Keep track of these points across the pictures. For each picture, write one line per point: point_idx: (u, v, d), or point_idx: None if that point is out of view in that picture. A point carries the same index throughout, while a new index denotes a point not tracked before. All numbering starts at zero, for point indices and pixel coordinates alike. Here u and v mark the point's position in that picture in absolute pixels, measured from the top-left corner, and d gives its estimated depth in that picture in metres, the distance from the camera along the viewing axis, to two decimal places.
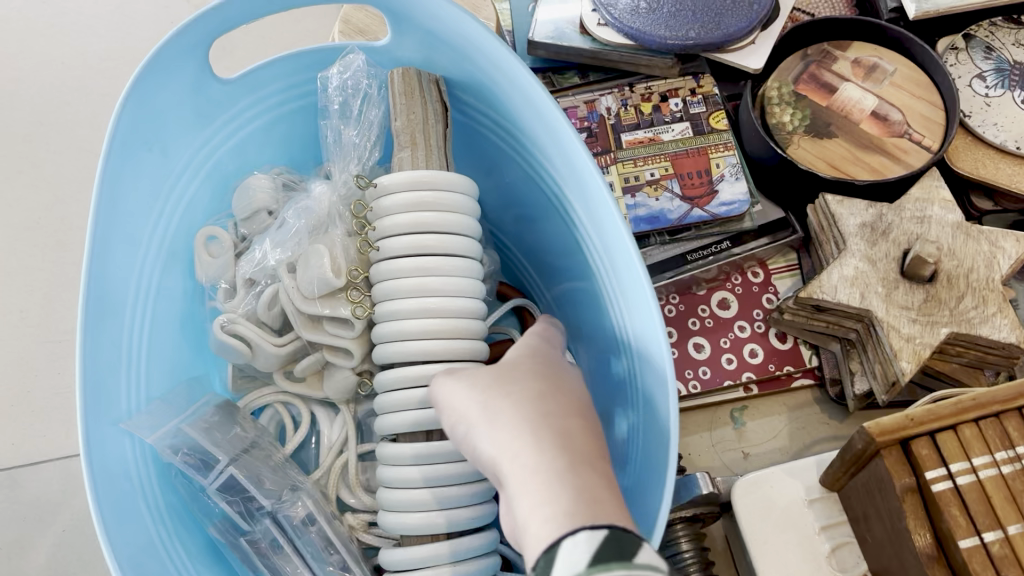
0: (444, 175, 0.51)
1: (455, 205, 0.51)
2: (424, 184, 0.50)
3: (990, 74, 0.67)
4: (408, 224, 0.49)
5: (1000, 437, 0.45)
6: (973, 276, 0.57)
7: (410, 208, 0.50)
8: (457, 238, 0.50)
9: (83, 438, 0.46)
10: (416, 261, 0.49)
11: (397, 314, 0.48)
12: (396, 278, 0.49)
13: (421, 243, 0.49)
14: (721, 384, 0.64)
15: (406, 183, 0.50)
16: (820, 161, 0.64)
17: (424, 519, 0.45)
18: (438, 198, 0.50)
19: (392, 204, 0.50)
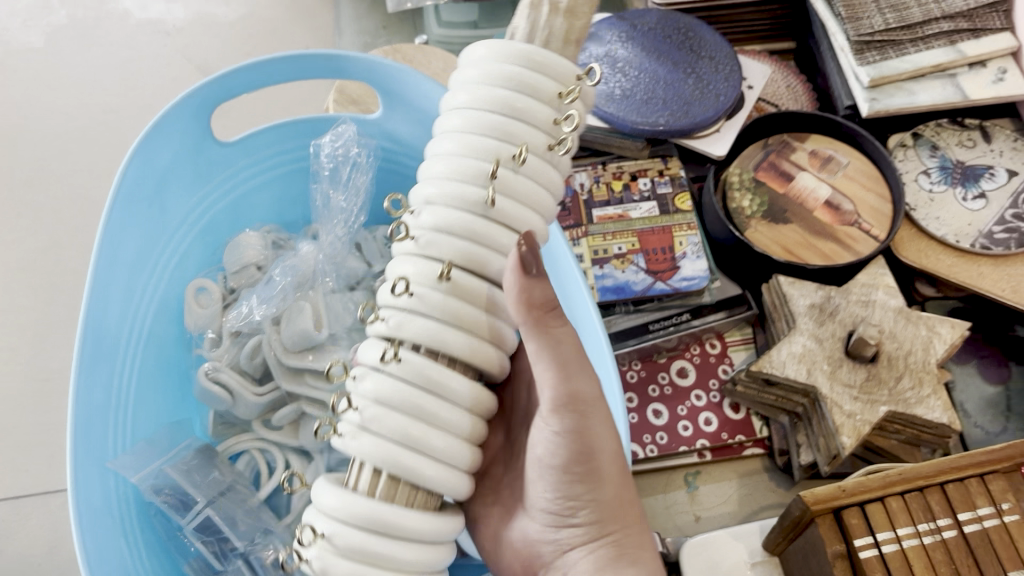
0: (560, 61, 0.41)
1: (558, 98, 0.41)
2: (533, 64, 0.40)
3: (935, 171, 0.73)
4: (497, 100, 0.39)
5: (923, 509, 0.49)
6: (911, 359, 0.62)
7: (500, 81, 0.39)
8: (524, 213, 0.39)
9: (72, 478, 0.48)
10: (490, 142, 0.39)
11: (445, 196, 0.39)
12: (461, 156, 0.39)
13: (505, 126, 0.39)
14: (676, 449, 0.67)
15: (511, 56, 0.40)
16: (775, 245, 0.69)
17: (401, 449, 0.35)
18: (543, 82, 0.40)
19: (483, 73, 0.40)
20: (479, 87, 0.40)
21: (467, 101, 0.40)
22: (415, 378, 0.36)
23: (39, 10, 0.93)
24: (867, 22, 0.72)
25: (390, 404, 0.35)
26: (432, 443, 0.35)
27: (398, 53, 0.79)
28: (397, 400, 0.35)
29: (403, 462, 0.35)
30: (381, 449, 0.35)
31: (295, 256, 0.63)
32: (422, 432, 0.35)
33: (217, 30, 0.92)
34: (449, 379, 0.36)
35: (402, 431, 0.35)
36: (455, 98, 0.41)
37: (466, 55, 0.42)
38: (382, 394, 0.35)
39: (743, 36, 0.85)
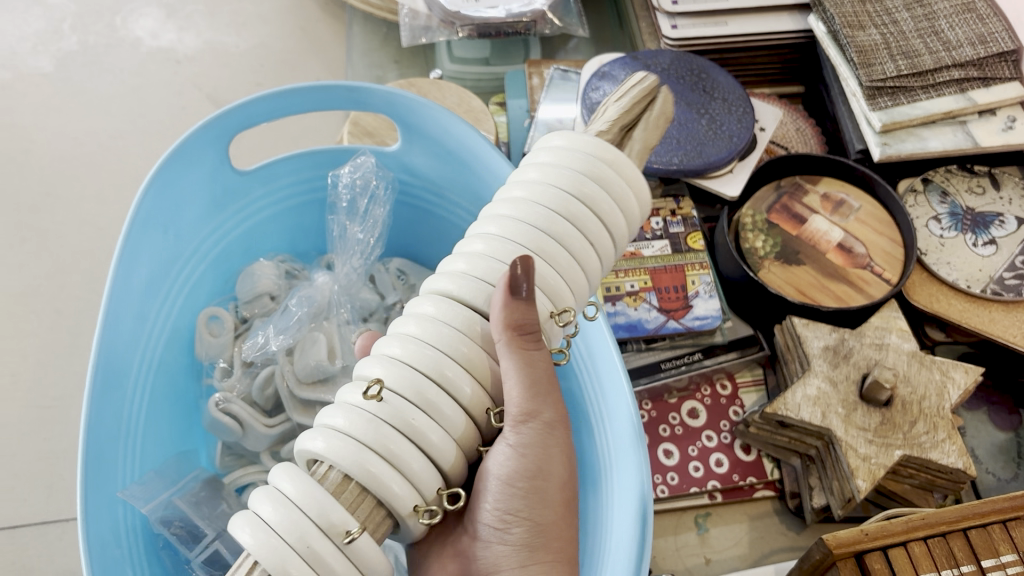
0: (632, 166, 0.44)
1: (623, 193, 0.43)
2: (606, 158, 0.43)
3: (945, 217, 0.73)
4: (568, 178, 0.42)
5: (946, 555, 0.49)
6: (925, 403, 0.62)
7: (569, 163, 0.43)
8: (575, 260, 0.41)
9: (82, 506, 0.47)
10: (550, 214, 0.41)
11: (489, 250, 0.40)
12: (516, 217, 0.41)
13: (583, 185, 0.42)
14: (687, 490, 0.66)
15: (589, 148, 0.43)
16: (789, 286, 0.69)
17: (376, 434, 0.35)
18: (614, 177, 0.43)
19: (557, 155, 0.43)
20: (555, 164, 0.43)
21: (540, 177, 0.43)
22: (416, 398, 0.36)
23: (50, 34, 0.91)
24: (879, 68, 0.73)
25: (372, 411, 0.36)
26: (410, 463, 0.35)
27: (413, 87, 0.80)
28: (385, 416, 0.35)
29: (372, 468, 0.34)
30: (353, 454, 0.34)
31: (310, 286, 0.64)
32: (402, 447, 0.35)
33: (226, 59, 0.92)
34: (442, 406, 0.36)
35: (382, 441, 0.35)
36: (527, 173, 0.44)
37: (545, 139, 0.45)
38: (373, 407, 0.36)
39: (753, 79, 0.87)
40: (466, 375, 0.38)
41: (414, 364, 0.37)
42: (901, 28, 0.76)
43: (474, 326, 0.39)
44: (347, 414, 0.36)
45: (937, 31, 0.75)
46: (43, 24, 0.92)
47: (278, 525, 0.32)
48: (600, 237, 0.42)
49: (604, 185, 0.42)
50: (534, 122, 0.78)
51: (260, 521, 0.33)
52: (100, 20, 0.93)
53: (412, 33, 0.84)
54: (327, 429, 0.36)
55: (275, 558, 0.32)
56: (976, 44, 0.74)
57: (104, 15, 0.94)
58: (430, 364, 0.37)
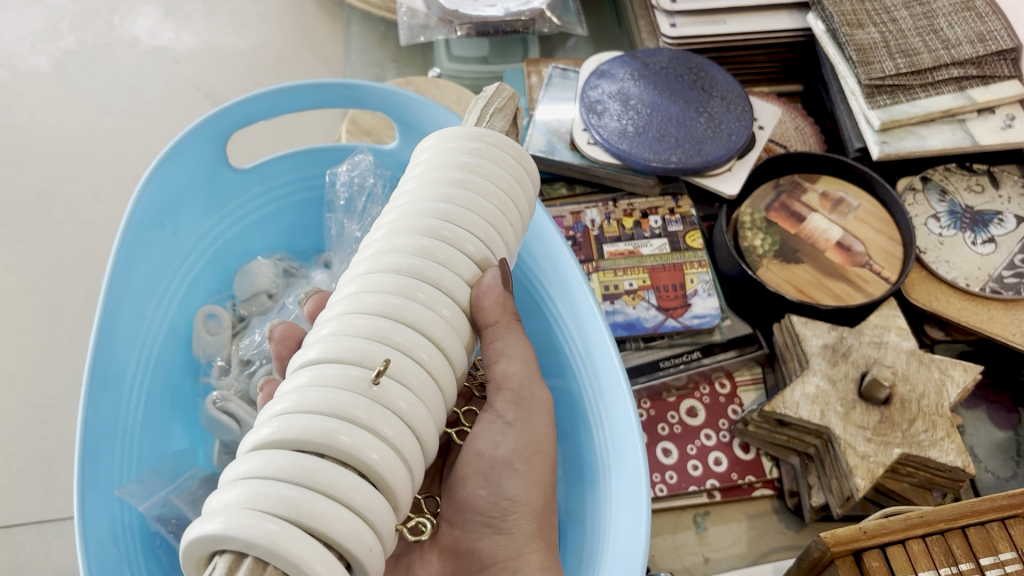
0: (514, 145, 0.49)
1: (511, 166, 0.47)
2: (484, 138, 0.48)
3: (945, 215, 0.73)
4: (459, 163, 0.45)
5: (945, 553, 0.49)
6: (924, 401, 0.62)
7: (455, 150, 0.46)
8: (481, 225, 0.44)
9: (77, 504, 0.47)
10: (445, 190, 0.44)
11: (401, 228, 0.43)
12: (414, 204, 0.44)
13: (474, 162, 0.46)
14: (686, 488, 0.66)
15: (468, 135, 0.47)
16: (787, 284, 0.69)
17: (335, 404, 0.34)
18: (498, 152, 0.47)
19: (438, 146, 0.47)
20: (434, 153, 0.47)
21: (426, 169, 0.46)
22: (369, 359, 0.36)
23: (47, 33, 0.91)
24: (878, 66, 0.72)
25: (335, 387, 0.35)
26: (383, 428, 0.34)
27: (411, 85, 0.80)
28: (344, 385, 0.35)
29: (343, 437, 0.33)
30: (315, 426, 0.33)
31: (308, 285, 0.65)
32: (370, 411, 0.34)
33: (226, 58, 0.92)
34: (403, 367, 0.36)
35: (346, 407, 0.34)
36: (409, 174, 0.47)
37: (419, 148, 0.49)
38: (326, 380, 0.35)
39: (751, 78, 0.87)
40: (422, 340, 0.38)
41: (355, 334, 0.37)
42: (899, 26, 0.76)
43: (411, 291, 0.39)
44: (296, 395, 0.35)
45: (936, 29, 0.75)
46: (41, 23, 0.92)
47: (259, 505, 0.31)
48: (502, 201, 0.46)
49: (493, 162, 0.46)
50: (532, 121, 0.79)
51: (233, 510, 0.31)
52: (99, 19, 0.93)
53: (410, 32, 0.84)
54: (277, 416, 0.35)
55: (266, 532, 0.30)
56: (975, 42, 0.74)
57: (103, 14, 0.94)
58: (376, 330, 0.37)
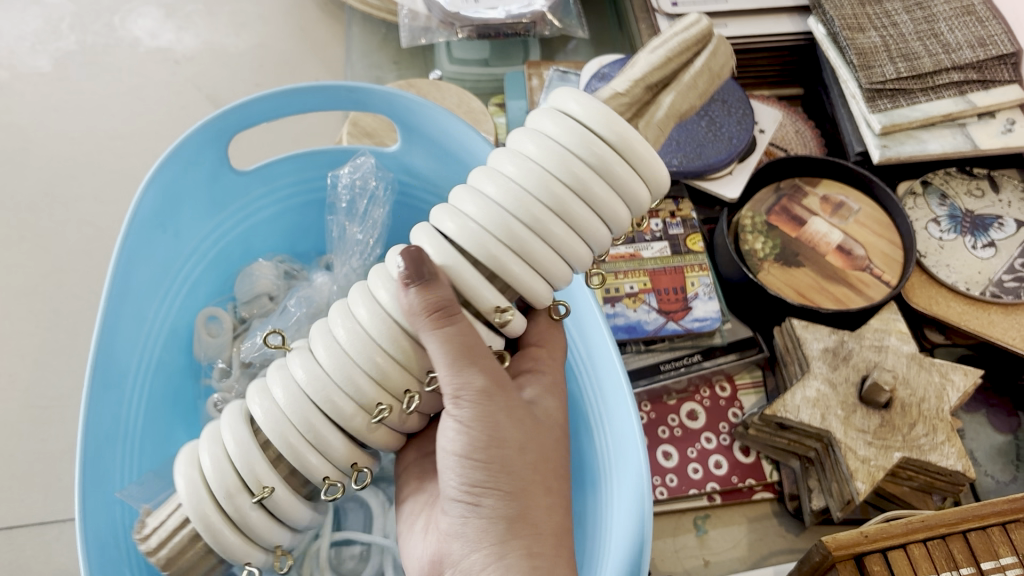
0: (644, 142, 0.40)
1: (626, 180, 0.39)
2: (616, 129, 0.39)
3: (945, 219, 0.73)
4: (562, 167, 0.39)
5: (946, 557, 0.49)
6: (924, 405, 0.62)
7: (570, 140, 0.39)
8: (551, 255, 0.39)
9: (79, 506, 0.47)
10: (534, 201, 0.39)
11: (472, 226, 0.39)
12: (497, 198, 0.39)
13: (577, 173, 0.39)
14: (687, 491, 0.66)
15: (597, 121, 0.39)
16: (788, 288, 0.69)
17: (309, 405, 0.41)
18: (618, 162, 0.39)
19: (564, 127, 0.39)
20: (558, 134, 0.39)
21: (532, 153, 0.40)
22: (337, 379, 0.41)
23: (48, 34, 0.91)
24: (878, 71, 0.73)
25: (319, 380, 0.41)
26: (328, 441, 0.41)
27: (412, 87, 0.80)
28: (323, 386, 0.41)
29: (293, 441, 0.41)
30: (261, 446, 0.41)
31: (310, 287, 0.65)
32: (320, 426, 0.41)
33: (226, 60, 0.92)
34: (370, 390, 0.41)
35: (308, 414, 0.41)
36: (523, 142, 0.40)
37: (557, 95, 0.41)
38: (318, 374, 0.41)
39: (752, 81, 0.87)
40: (404, 361, 0.41)
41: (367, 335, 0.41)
42: (900, 30, 0.76)
43: None
44: (306, 368, 0.42)
45: (936, 33, 0.75)
46: (41, 23, 0.92)
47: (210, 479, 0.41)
48: (594, 229, 0.40)
49: (600, 176, 0.39)
50: None
51: (194, 473, 0.41)
52: (99, 20, 0.93)
53: (411, 34, 0.84)
54: (292, 379, 0.42)
55: (201, 502, 0.40)
56: (975, 47, 0.74)
57: (103, 15, 0.94)
58: (384, 338, 0.40)
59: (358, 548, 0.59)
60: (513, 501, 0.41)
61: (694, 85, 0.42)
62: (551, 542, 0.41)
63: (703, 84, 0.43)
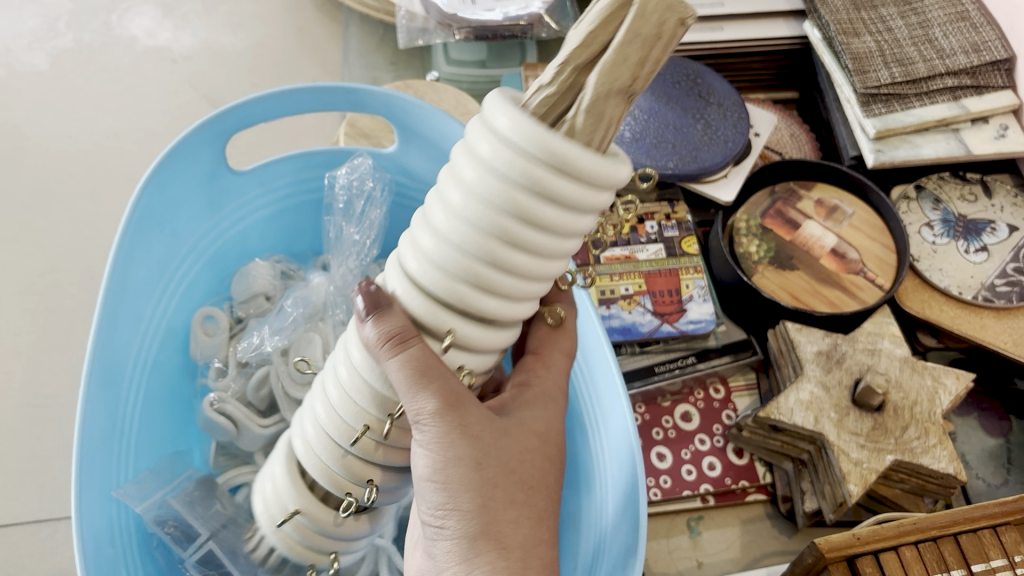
0: (587, 152, 0.33)
1: (575, 197, 0.33)
2: (548, 151, 0.33)
3: (938, 223, 0.74)
4: (502, 200, 0.34)
5: (937, 560, 0.49)
6: (917, 409, 0.62)
7: (503, 172, 0.33)
8: (520, 283, 0.36)
9: (75, 504, 0.47)
10: (481, 243, 0.35)
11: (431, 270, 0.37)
12: (448, 239, 0.36)
13: (519, 208, 0.34)
14: (680, 493, 0.67)
15: (526, 144, 0.33)
16: (782, 291, 0.69)
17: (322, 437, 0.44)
18: (557, 185, 0.33)
19: (495, 154, 0.33)
20: (488, 160, 0.34)
21: (470, 183, 0.35)
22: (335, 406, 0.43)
23: (45, 32, 0.91)
24: (873, 75, 0.73)
25: (326, 414, 0.44)
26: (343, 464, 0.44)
27: (409, 88, 0.80)
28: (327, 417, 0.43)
29: (320, 471, 0.46)
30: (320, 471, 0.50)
31: (306, 287, 0.65)
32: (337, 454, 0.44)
33: (223, 59, 0.92)
34: (362, 414, 0.42)
35: (327, 445, 0.44)
36: (463, 164, 0.35)
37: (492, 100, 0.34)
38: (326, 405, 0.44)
39: (747, 85, 0.87)
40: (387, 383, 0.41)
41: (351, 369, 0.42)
42: (895, 35, 0.76)
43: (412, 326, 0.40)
44: (320, 400, 0.44)
45: (931, 38, 0.76)
46: (38, 21, 0.92)
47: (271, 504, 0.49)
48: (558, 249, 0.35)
49: (544, 202, 0.33)
50: None
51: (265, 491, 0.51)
52: (96, 18, 0.93)
53: (409, 35, 0.84)
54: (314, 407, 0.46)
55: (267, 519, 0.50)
56: (969, 53, 0.75)
57: (100, 14, 0.94)
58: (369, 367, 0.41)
59: None
60: (472, 517, 0.39)
61: (621, 60, 0.32)
62: (528, 546, 0.41)
63: (642, 51, 0.32)
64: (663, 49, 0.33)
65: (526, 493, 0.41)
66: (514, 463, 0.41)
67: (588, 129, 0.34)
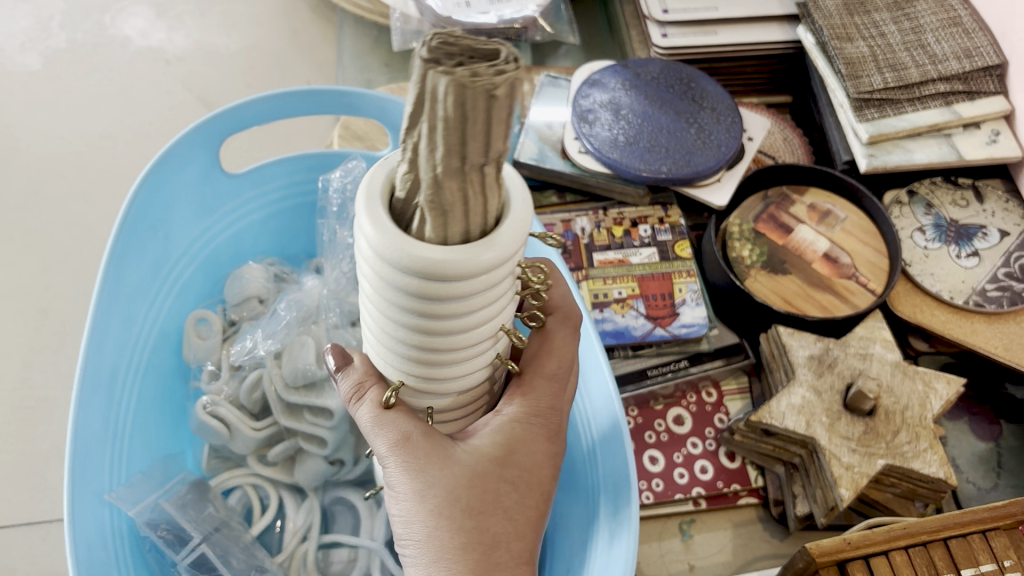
0: (440, 256, 0.31)
1: (456, 289, 0.32)
2: (411, 269, 0.31)
3: (930, 228, 0.74)
4: (398, 300, 0.34)
5: (927, 564, 0.49)
6: (908, 413, 0.62)
7: (385, 280, 0.33)
8: (460, 346, 0.37)
9: (67, 508, 0.47)
10: (403, 328, 0.36)
11: (382, 338, 0.38)
12: (379, 322, 0.37)
13: (415, 306, 0.33)
14: (672, 496, 0.67)
15: (386, 260, 0.32)
16: (775, 295, 0.70)
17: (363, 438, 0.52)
18: (430, 287, 0.32)
19: (374, 264, 0.33)
20: (372, 267, 0.33)
21: (370, 280, 0.35)
22: None
23: (38, 32, 0.91)
24: (866, 80, 0.73)
25: None
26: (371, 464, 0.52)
27: (403, 91, 0.80)
28: None
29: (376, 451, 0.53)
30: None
31: (300, 290, 0.65)
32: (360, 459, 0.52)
33: (217, 60, 0.92)
34: None
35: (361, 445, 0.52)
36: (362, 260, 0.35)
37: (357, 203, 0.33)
38: None
39: (741, 89, 0.88)
40: None
41: None
42: (888, 40, 0.76)
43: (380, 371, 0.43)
44: None
45: (924, 44, 0.76)
46: (31, 22, 0.92)
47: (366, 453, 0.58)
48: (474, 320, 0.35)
49: (434, 299, 0.33)
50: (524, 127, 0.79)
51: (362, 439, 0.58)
52: (90, 19, 0.93)
53: (403, 37, 0.85)
54: None
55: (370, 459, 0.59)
56: (961, 58, 0.75)
57: (93, 14, 0.94)
58: None
59: (346, 552, 0.59)
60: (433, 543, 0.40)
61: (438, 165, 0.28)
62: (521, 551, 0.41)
63: (464, 131, 0.27)
64: (506, 105, 0.27)
65: (477, 519, 0.40)
66: (470, 486, 0.40)
67: (441, 223, 0.31)
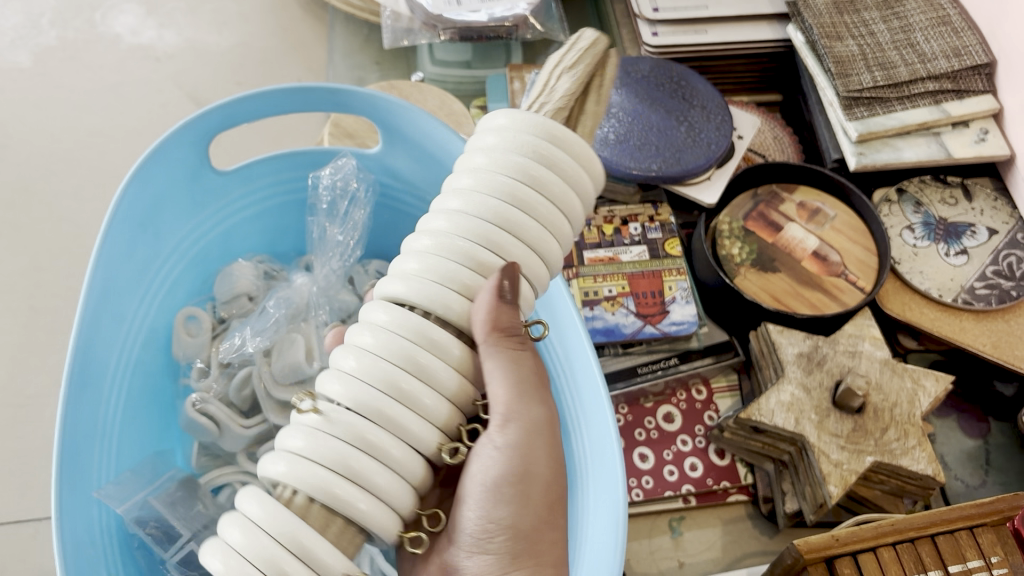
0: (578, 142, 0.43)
1: (573, 173, 0.42)
2: (550, 139, 0.42)
3: (919, 227, 0.74)
4: (512, 167, 0.41)
5: (914, 561, 0.50)
6: (897, 411, 0.63)
7: (514, 150, 0.41)
8: (538, 233, 0.41)
9: (56, 505, 0.47)
10: (497, 204, 0.40)
11: (453, 229, 0.40)
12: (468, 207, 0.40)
13: (531, 171, 0.41)
14: (662, 494, 0.67)
15: (531, 127, 0.42)
16: (764, 293, 0.70)
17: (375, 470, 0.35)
18: (559, 155, 0.42)
19: (504, 139, 0.42)
20: (502, 143, 0.42)
21: (483, 164, 0.42)
22: (323, 453, 0.35)
23: (28, 29, 0.91)
24: (856, 79, 0.74)
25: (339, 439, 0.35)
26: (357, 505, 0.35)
27: (394, 89, 0.80)
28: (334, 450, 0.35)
29: (337, 492, 0.34)
30: (264, 552, 0.33)
31: (288, 287, 0.66)
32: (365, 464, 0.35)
33: (208, 57, 0.92)
34: (373, 471, 0.35)
35: (342, 460, 0.35)
36: (471, 159, 0.42)
37: (486, 121, 0.44)
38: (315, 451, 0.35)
39: (731, 87, 0.88)
40: (381, 467, 0.36)
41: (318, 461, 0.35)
42: (877, 39, 0.77)
43: (413, 359, 0.37)
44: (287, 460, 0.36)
45: (913, 43, 0.76)
46: (21, 18, 0.92)
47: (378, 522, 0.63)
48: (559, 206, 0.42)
49: (541, 169, 0.41)
50: None
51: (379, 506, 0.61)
52: (80, 16, 0.93)
53: (394, 35, 0.85)
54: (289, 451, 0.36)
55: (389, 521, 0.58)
56: (950, 57, 0.75)
57: (84, 11, 0.93)
58: (349, 432, 0.36)
59: None
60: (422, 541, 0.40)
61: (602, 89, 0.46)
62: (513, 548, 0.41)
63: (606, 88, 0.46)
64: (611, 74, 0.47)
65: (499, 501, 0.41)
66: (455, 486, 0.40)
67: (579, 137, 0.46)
